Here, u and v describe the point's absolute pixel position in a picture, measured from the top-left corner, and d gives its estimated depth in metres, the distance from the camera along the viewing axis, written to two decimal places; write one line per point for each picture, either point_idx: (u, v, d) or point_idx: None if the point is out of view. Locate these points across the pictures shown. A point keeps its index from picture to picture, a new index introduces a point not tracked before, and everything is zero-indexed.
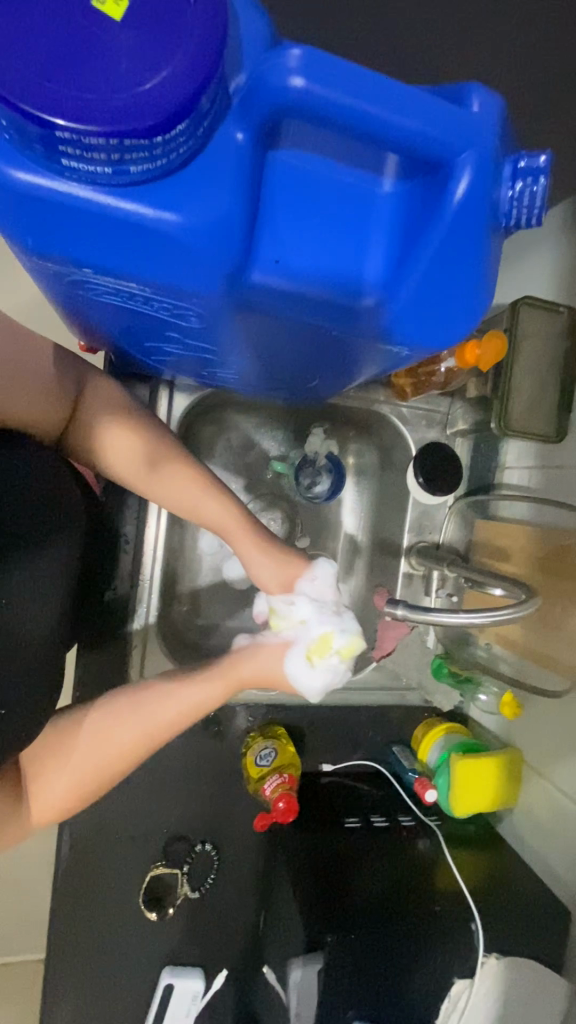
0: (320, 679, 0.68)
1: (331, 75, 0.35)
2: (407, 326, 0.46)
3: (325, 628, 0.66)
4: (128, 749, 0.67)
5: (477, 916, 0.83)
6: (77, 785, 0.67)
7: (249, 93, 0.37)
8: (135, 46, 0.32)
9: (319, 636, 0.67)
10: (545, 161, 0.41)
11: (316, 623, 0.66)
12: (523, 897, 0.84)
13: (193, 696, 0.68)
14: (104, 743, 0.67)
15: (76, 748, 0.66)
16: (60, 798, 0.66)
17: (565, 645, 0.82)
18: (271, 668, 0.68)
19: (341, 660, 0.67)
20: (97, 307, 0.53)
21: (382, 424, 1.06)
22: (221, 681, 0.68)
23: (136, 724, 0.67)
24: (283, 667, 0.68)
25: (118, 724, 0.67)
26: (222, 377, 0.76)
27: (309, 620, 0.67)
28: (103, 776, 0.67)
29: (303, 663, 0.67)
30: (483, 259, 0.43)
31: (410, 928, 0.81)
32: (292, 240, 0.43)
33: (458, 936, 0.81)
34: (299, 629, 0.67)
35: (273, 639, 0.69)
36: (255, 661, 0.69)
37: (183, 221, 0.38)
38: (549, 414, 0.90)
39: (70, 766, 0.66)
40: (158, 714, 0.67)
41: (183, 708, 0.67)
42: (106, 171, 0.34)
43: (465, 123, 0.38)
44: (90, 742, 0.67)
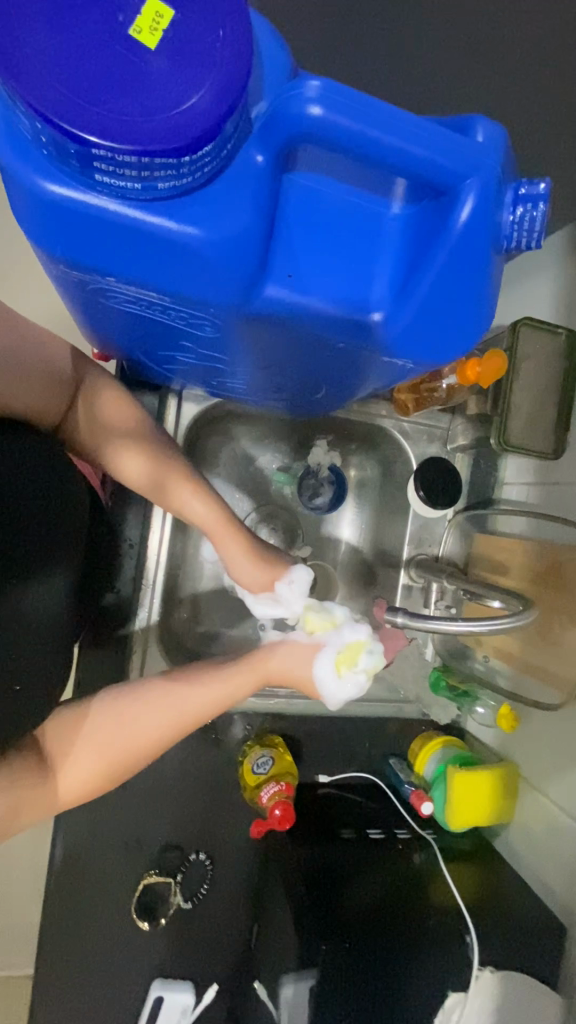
0: (347, 687, 0.68)
1: (346, 104, 0.38)
2: (411, 341, 0.49)
3: (358, 636, 0.67)
4: (154, 736, 0.67)
5: (472, 929, 0.81)
6: (101, 762, 0.67)
7: (270, 119, 0.39)
8: (169, 72, 0.34)
9: (352, 644, 0.67)
10: (545, 187, 0.43)
11: (348, 634, 0.68)
12: (519, 910, 0.83)
13: (215, 693, 0.68)
14: (133, 722, 0.67)
15: (101, 730, 0.67)
16: (84, 773, 0.66)
17: (561, 658, 0.83)
18: (296, 668, 0.68)
19: (366, 676, 0.67)
20: (115, 315, 0.55)
21: (384, 437, 1.09)
22: (245, 675, 0.69)
23: (164, 706, 0.67)
24: (312, 668, 0.68)
25: (145, 704, 0.67)
26: (230, 388, 0.78)
27: (343, 627, 0.68)
28: (127, 760, 0.67)
29: (330, 671, 0.67)
30: (484, 278, 0.45)
31: (405, 939, 0.80)
32: (305, 256, 0.45)
33: (452, 947, 0.80)
34: (331, 634, 0.69)
35: (303, 638, 0.70)
36: (283, 655, 0.69)
37: (204, 236, 0.40)
38: (547, 432, 0.92)
39: (92, 748, 0.67)
40: (184, 703, 0.67)
41: (205, 701, 0.68)
42: (136, 187, 0.37)
43: (471, 152, 0.41)
44: (114, 726, 0.67)
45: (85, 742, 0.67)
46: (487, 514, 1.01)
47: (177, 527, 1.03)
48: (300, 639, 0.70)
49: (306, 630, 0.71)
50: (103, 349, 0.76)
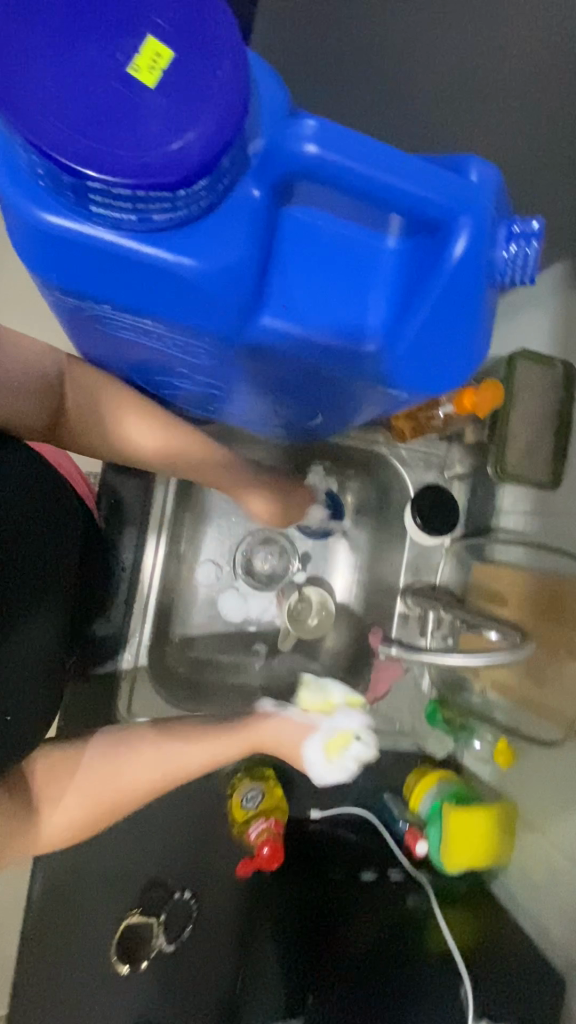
0: (331, 769, 0.80)
1: (341, 142, 0.38)
2: (406, 370, 0.49)
3: (348, 728, 0.81)
4: (147, 786, 0.72)
5: (466, 978, 0.78)
6: (84, 811, 0.69)
7: (266, 155, 0.39)
8: (165, 106, 0.34)
9: (341, 732, 0.81)
10: (538, 227, 0.43)
11: (338, 724, 0.81)
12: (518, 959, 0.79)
13: (211, 748, 0.76)
14: (122, 771, 0.71)
15: (95, 774, 0.70)
16: (67, 817, 0.68)
17: (558, 692, 0.81)
18: (290, 745, 0.80)
19: (352, 762, 0.81)
20: (112, 342, 0.56)
21: (381, 464, 1.09)
22: (242, 738, 0.78)
23: (160, 756, 0.73)
24: (302, 748, 0.80)
25: (141, 756, 0.73)
26: (228, 414, 0.78)
27: (337, 714, 0.82)
28: (113, 805, 0.71)
29: (319, 753, 0.80)
30: (478, 312, 0.46)
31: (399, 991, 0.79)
32: (300, 287, 0.46)
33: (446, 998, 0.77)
34: (324, 720, 0.82)
35: (297, 720, 0.82)
36: (279, 729, 0.80)
37: (199, 265, 0.40)
38: (545, 463, 0.93)
39: (82, 793, 0.69)
40: (183, 756, 0.74)
41: (201, 758, 0.75)
42: (131, 218, 0.37)
43: (465, 190, 0.41)
44: (109, 771, 0.71)
45: (78, 786, 0.69)
46: (484, 542, 1.00)
47: (171, 551, 1.06)
48: (296, 720, 0.81)
49: (301, 711, 0.83)
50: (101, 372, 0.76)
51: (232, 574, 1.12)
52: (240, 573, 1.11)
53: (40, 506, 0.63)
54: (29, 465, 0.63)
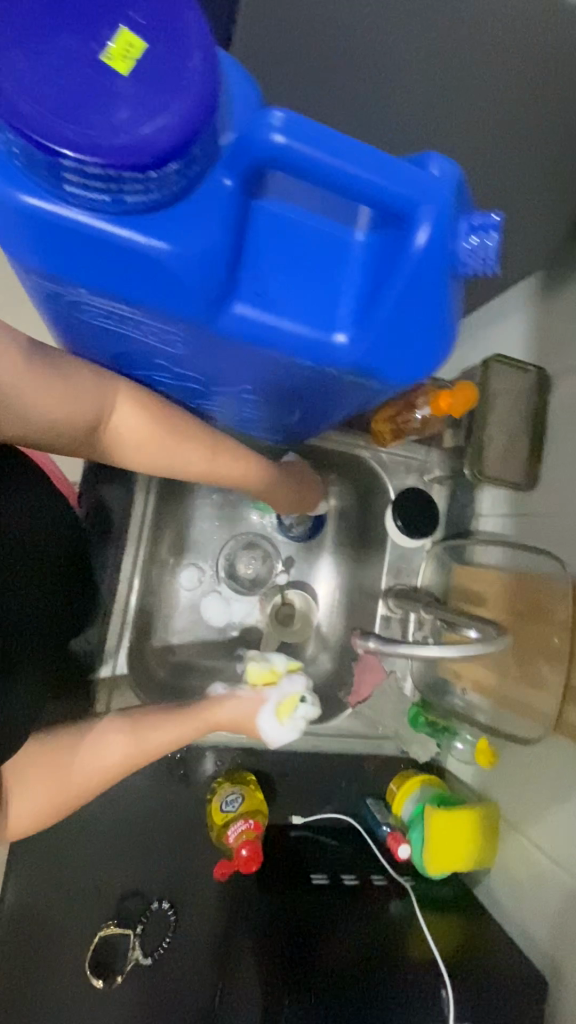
0: (285, 731, 0.90)
1: (307, 133, 0.40)
2: (376, 359, 0.50)
3: (295, 691, 0.91)
4: (118, 766, 0.80)
5: (448, 981, 0.75)
6: (54, 794, 0.75)
7: (237, 145, 0.41)
8: (138, 92, 0.36)
9: (288, 696, 0.91)
10: (497, 219, 0.45)
11: (286, 689, 0.91)
12: (500, 960, 0.78)
13: (167, 735, 0.84)
14: (90, 756, 0.78)
15: (63, 763, 0.76)
16: (39, 805, 0.74)
17: (537, 690, 0.82)
18: (245, 718, 0.89)
19: (301, 719, 0.91)
20: (91, 331, 0.57)
21: (361, 469, 1.10)
22: (198, 721, 0.87)
23: (125, 741, 0.81)
24: (256, 718, 0.89)
25: (112, 739, 0.80)
26: (209, 411, 0.79)
27: (281, 683, 0.92)
28: (78, 791, 0.77)
29: (272, 719, 0.90)
30: (442, 302, 0.48)
31: (378, 995, 0.74)
32: (272, 276, 0.47)
33: (426, 1001, 0.74)
34: (272, 690, 0.91)
35: (248, 697, 0.90)
36: (233, 707, 0.88)
37: (172, 249, 0.42)
38: (521, 464, 0.95)
39: (55, 778, 0.75)
40: (148, 740, 0.82)
41: (163, 740, 0.83)
42: (105, 199, 0.38)
43: (426, 182, 0.43)
44: (77, 758, 0.77)
45: (46, 771, 0.75)
46: (464, 544, 1.01)
47: (152, 555, 1.07)
48: (247, 695, 0.90)
49: (251, 687, 0.92)
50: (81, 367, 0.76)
51: (214, 578, 1.12)
52: (223, 578, 1.12)
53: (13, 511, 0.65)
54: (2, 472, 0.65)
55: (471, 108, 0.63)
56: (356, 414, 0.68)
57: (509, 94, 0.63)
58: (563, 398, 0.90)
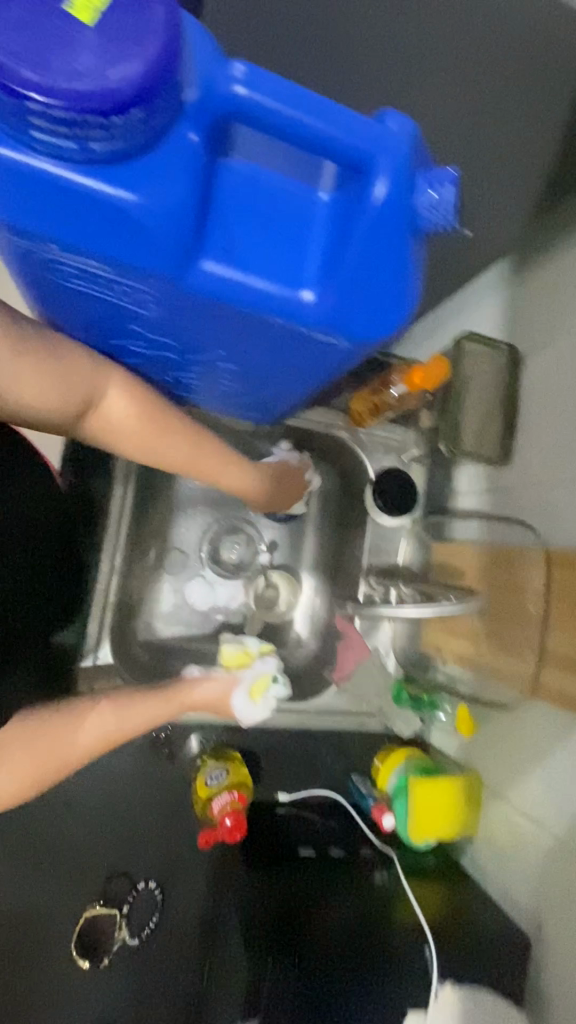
0: (258, 710, 0.91)
1: (267, 85, 0.42)
2: (343, 316, 0.51)
3: (267, 671, 0.92)
4: (98, 741, 0.80)
5: (431, 939, 0.76)
6: (35, 768, 0.75)
7: (201, 98, 0.43)
8: (100, 41, 0.38)
9: (260, 676, 0.92)
10: (453, 173, 0.47)
11: (258, 669, 0.92)
12: (483, 921, 0.79)
13: (145, 713, 0.84)
14: (70, 731, 0.78)
15: (44, 739, 0.75)
16: (18, 779, 0.74)
17: (514, 657, 0.83)
18: (220, 698, 0.89)
19: (273, 698, 0.92)
20: (66, 295, 0.58)
21: (341, 451, 1.11)
22: (172, 702, 0.87)
23: (103, 718, 0.81)
24: (230, 698, 0.89)
25: (93, 716, 0.80)
26: (186, 385, 0.80)
27: (254, 663, 0.92)
28: (57, 766, 0.77)
29: (246, 699, 0.90)
30: (405, 257, 0.49)
31: (363, 961, 0.75)
32: (239, 232, 0.49)
33: (409, 960, 0.75)
34: (245, 671, 0.92)
35: (222, 679, 0.91)
36: (207, 687, 0.89)
37: (139, 199, 0.43)
38: (496, 439, 0.97)
39: (35, 754, 0.74)
40: (125, 720, 0.82)
41: (137, 721, 0.84)
42: (71, 145, 0.40)
43: (383, 135, 0.45)
44: (57, 735, 0.76)
45: (25, 747, 0.74)
46: (443, 521, 1.03)
47: (134, 538, 1.07)
48: (221, 676, 0.91)
49: (225, 668, 0.92)
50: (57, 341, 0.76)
51: (198, 561, 1.13)
52: (207, 562, 1.12)
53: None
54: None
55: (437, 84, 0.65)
56: (330, 384, 0.69)
57: (472, 72, 0.65)
58: (534, 373, 0.92)
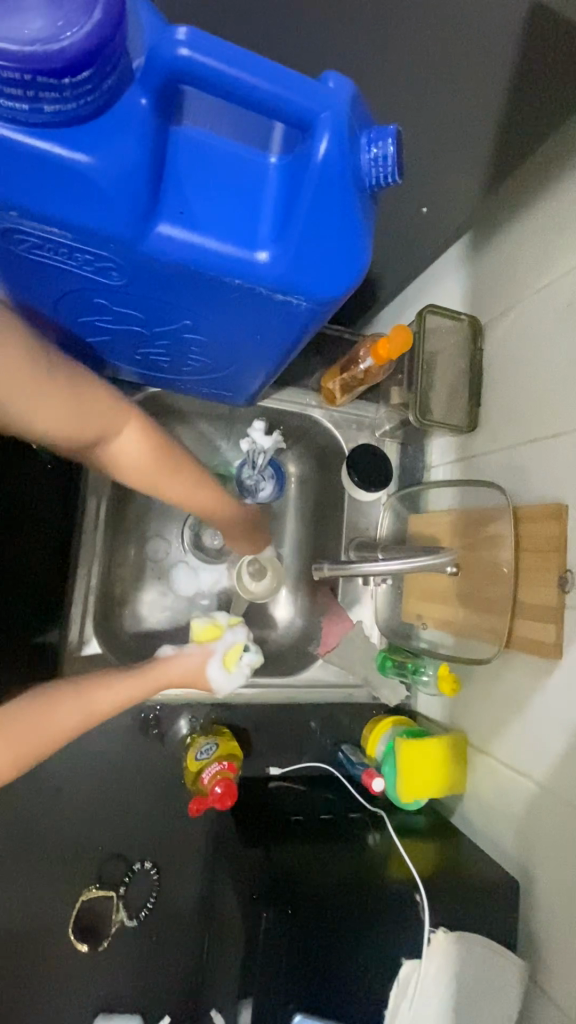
0: (233, 679, 0.91)
1: (210, 46, 0.44)
2: (299, 273, 0.53)
3: (238, 638, 0.92)
4: (78, 722, 0.80)
5: (421, 886, 0.78)
6: (23, 747, 0.75)
7: (147, 63, 0.45)
8: (47, 8, 0.41)
9: (232, 646, 0.91)
10: (393, 129, 0.50)
11: (229, 638, 0.92)
12: (473, 869, 0.82)
13: (125, 691, 0.85)
14: (57, 711, 0.79)
15: (27, 722, 0.76)
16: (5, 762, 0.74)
17: (490, 614, 0.86)
18: (195, 672, 0.89)
19: (247, 665, 0.92)
20: (29, 269, 0.59)
21: (315, 432, 1.14)
22: (148, 679, 0.87)
23: (81, 702, 0.81)
24: (205, 670, 0.89)
25: (75, 700, 0.81)
26: (156, 364, 0.82)
27: (225, 634, 0.92)
28: (42, 747, 0.77)
29: (220, 669, 0.90)
30: (353, 212, 0.52)
31: (357, 907, 0.76)
32: (194, 195, 0.51)
33: (402, 908, 0.77)
34: (217, 642, 0.91)
35: (195, 653, 0.90)
36: (181, 662, 0.89)
37: (94, 162, 0.45)
38: (464, 407, 0.99)
39: (19, 737, 0.75)
40: (103, 698, 0.82)
41: (114, 699, 0.83)
42: (24, 109, 0.42)
43: (323, 95, 0.47)
44: (40, 718, 0.77)
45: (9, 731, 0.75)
46: (418, 492, 1.05)
47: (115, 526, 1.08)
48: (194, 650, 0.90)
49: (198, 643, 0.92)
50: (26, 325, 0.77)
51: (181, 547, 1.15)
52: (189, 547, 1.13)
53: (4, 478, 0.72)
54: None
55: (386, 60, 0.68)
56: (295, 352, 0.71)
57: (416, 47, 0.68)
58: (495, 343, 0.96)
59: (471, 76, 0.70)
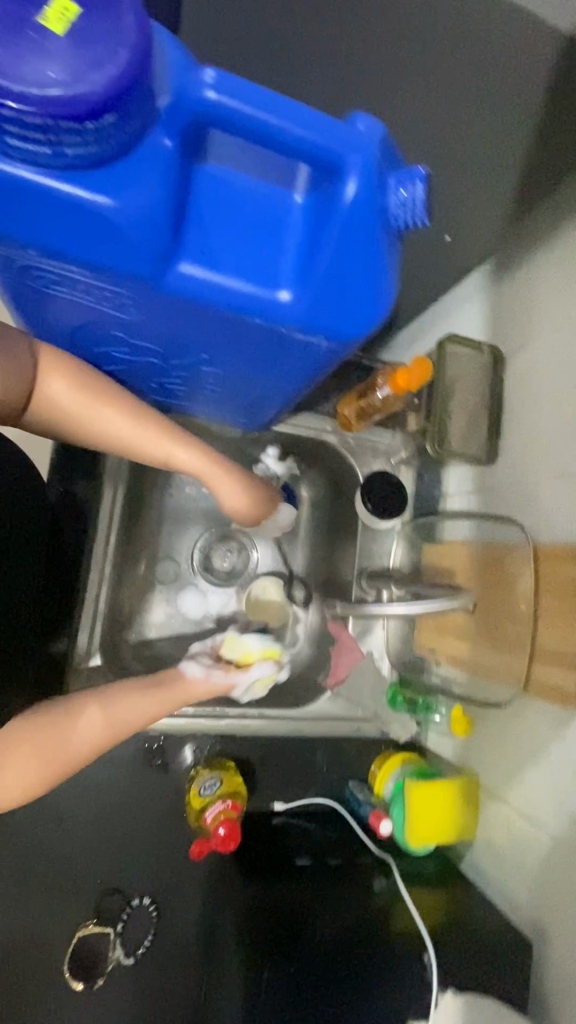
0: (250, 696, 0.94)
1: (237, 89, 0.43)
2: (321, 314, 0.52)
3: (268, 669, 0.91)
4: (104, 735, 0.75)
5: (430, 946, 0.76)
6: (42, 766, 0.71)
7: (173, 105, 0.44)
8: (73, 48, 0.39)
9: (262, 677, 0.91)
10: (422, 170, 0.48)
11: (260, 670, 0.90)
12: (482, 923, 0.79)
13: (151, 703, 0.79)
14: (81, 723, 0.74)
15: (46, 735, 0.72)
16: (26, 779, 0.70)
17: (507, 654, 0.83)
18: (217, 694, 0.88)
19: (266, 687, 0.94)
20: (45, 300, 0.58)
21: (330, 455, 1.11)
22: (173, 694, 0.81)
23: (107, 715, 0.76)
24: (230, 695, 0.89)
25: (105, 706, 0.76)
26: (172, 391, 0.81)
27: (257, 664, 0.90)
28: (65, 761, 0.73)
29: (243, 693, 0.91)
30: (379, 253, 0.50)
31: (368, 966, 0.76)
32: (216, 235, 0.49)
33: (410, 966, 0.76)
34: (245, 670, 0.89)
35: (223, 680, 0.87)
36: (209, 690, 0.85)
37: (115, 203, 0.44)
38: (483, 438, 0.97)
39: (39, 751, 0.71)
40: (128, 712, 0.77)
41: (138, 714, 0.78)
42: (46, 151, 0.41)
43: (352, 138, 0.46)
44: (61, 730, 0.73)
45: (27, 747, 0.71)
46: (433, 522, 1.03)
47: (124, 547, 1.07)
48: (224, 678, 0.86)
49: (226, 668, 0.88)
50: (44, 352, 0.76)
51: (190, 570, 1.13)
52: (198, 570, 1.12)
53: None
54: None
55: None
56: (312, 385, 0.69)
57: None
58: (517, 375, 0.94)
59: None
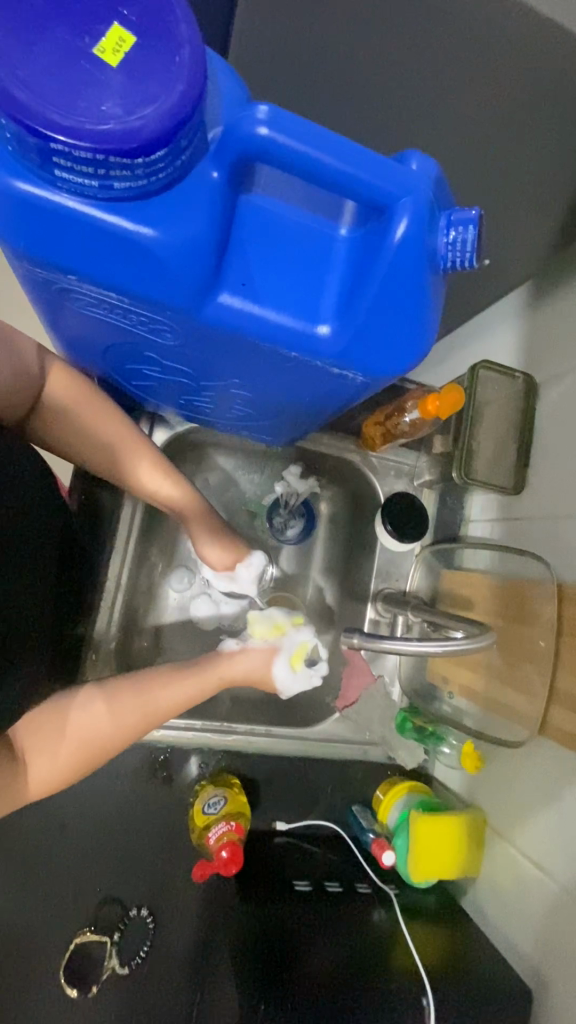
0: (300, 680, 0.77)
1: (291, 126, 0.42)
2: (358, 352, 0.51)
3: (305, 636, 0.77)
4: (139, 719, 0.73)
5: (429, 991, 0.74)
6: (71, 758, 0.70)
7: (224, 139, 0.43)
8: (127, 88, 0.39)
9: (300, 645, 0.77)
10: (475, 214, 0.47)
11: (296, 637, 0.77)
12: (481, 966, 0.78)
13: (189, 688, 0.76)
14: (118, 709, 0.72)
15: (75, 719, 0.71)
16: (56, 766, 0.69)
17: (522, 694, 0.81)
18: (258, 669, 0.77)
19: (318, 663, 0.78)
20: (81, 319, 0.58)
21: (352, 473, 1.10)
22: (209, 678, 0.76)
23: (139, 702, 0.73)
24: (271, 669, 0.77)
25: (159, 688, 0.75)
26: (199, 407, 0.80)
27: (293, 631, 0.77)
28: (98, 750, 0.72)
29: (287, 669, 0.76)
30: (424, 293, 0.49)
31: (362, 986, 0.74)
32: (257, 267, 0.48)
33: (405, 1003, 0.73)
34: (283, 640, 0.77)
35: (258, 648, 0.77)
36: (244, 660, 0.77)
37: (159, 235, 0.43)
38: (510, 469, 0.95)
39: (69, 741, 0.70)
40: (162, 695, 0.74)
41: (181, 697, 0.75)
42: (93, 183, 0.41)
43: (405, 178, 0.45)
44: (107, 702, 0.73)
45: (55, 729, 0.70)
46: (454, 550, 1.01)
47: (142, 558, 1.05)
48: (257, 648, 0.77)
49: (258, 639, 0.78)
50: (75, 361, 0.76)
51: None
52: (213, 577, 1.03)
53: (40, 496, 0.70)
54: (31, 459, 0.69)
55: (467, 118, 0.64)
56: (343, 414, 0.68)
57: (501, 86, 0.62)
58: (549, 407, 0.92)
59: (553, 131, 0.65)
